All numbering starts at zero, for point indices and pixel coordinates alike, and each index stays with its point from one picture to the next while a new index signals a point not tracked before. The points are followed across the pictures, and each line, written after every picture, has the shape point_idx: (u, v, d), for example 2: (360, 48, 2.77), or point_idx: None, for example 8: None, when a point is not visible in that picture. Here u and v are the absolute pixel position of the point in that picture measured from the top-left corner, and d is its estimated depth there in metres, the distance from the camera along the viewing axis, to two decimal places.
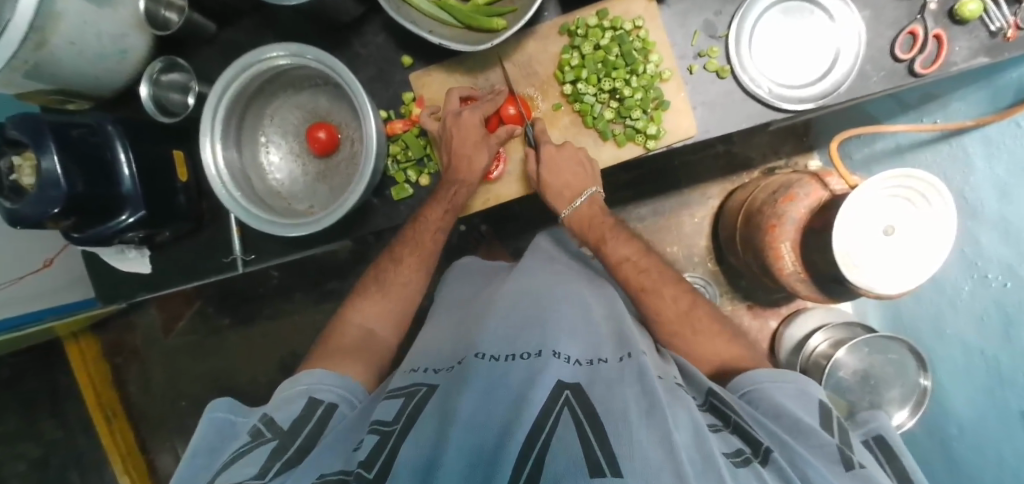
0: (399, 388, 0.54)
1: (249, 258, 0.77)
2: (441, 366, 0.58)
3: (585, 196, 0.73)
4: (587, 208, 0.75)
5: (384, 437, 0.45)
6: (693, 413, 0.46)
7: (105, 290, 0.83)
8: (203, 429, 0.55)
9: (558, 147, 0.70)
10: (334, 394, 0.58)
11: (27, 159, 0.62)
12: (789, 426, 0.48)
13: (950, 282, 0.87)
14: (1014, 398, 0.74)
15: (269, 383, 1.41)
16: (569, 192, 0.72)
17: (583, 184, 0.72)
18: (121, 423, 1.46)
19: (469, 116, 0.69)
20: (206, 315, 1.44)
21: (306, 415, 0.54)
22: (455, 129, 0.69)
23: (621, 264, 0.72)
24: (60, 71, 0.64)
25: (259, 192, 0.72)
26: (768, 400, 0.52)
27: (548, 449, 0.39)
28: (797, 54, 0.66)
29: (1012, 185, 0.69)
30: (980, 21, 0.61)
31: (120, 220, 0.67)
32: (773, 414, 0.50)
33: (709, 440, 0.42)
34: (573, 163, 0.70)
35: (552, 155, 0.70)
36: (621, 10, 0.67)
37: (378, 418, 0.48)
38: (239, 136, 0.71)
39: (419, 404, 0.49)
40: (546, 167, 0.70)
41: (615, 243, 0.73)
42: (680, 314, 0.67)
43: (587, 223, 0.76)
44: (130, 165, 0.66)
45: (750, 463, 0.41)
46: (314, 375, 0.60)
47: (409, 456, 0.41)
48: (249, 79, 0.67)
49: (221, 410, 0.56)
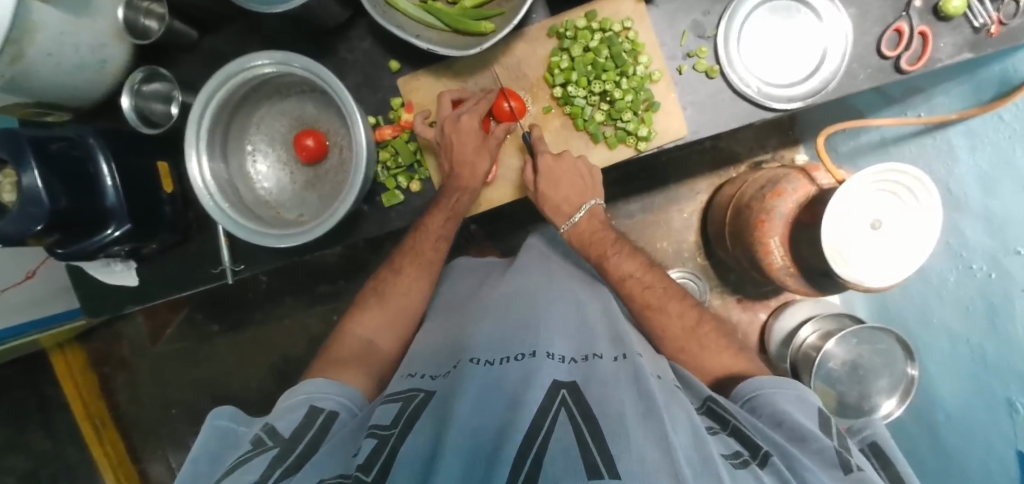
0: (396, 393, 0.53)
1: (238, 268, 0.76)
2: (437, 371, 0.56)
3: (584, 210, 0.74)
4: (587, 222, 0.74)
5: (382, 442, 0.44)
6: (691, 415, 0.46)
7: (91, 302, 0.81)
8: (205, 434, 0.54)
9: (557, 159, 0.69)
10: (337, 404, 0.57)
11: (8, 176, 0.60)
12: (787, 432, 0.49)
13: (935, 273, 0.88)
14: (999, 385, 0.76)
15: (260, 389, 1.40)
16: (567, 206, 0.72)
17: (583, 198, 0.72)
18: (111, 433, 1.43)
19: (468, 119, 0.69)
20: (194, 322, 1.42)
21: (308, 423, 0.53)
22: (454, 135, 0.69)
23: (625, 280, 0.71)
24: (37, 83, 0.62)
25: (247, 202, 0.70)
26: (769, 405, 0.52)
27: (546, 450, 0.38)
28: (785, 53, 0.67)
29: (995, 178, 0.70)
30: (964, 18, 0.62)
31: (106, 235, 0.66)
32: (775, 420, 0.50)
33: (708, 442, 0.42)
34: (571, 175, 0.70)
35: (551, 166, 0.69)
36: (609, 11, 0.67)
37: (376, 422, 0.47)
38: (224, 145, 0.69)
39: (416, 411, 0.48)
40: (545, 178, 0.69)
41: (617, 259, 0.72)
42: (687, 331, 0.67)
43: (588, 238, 0.75)
44: (113, 177, 0.65)
45: (748, 465, 0.42)
46: (314, 384, 0.59)
47: (408, 460, 0.40)
48: (234, 88, 0.65)
49: (223, 418, 0.56)
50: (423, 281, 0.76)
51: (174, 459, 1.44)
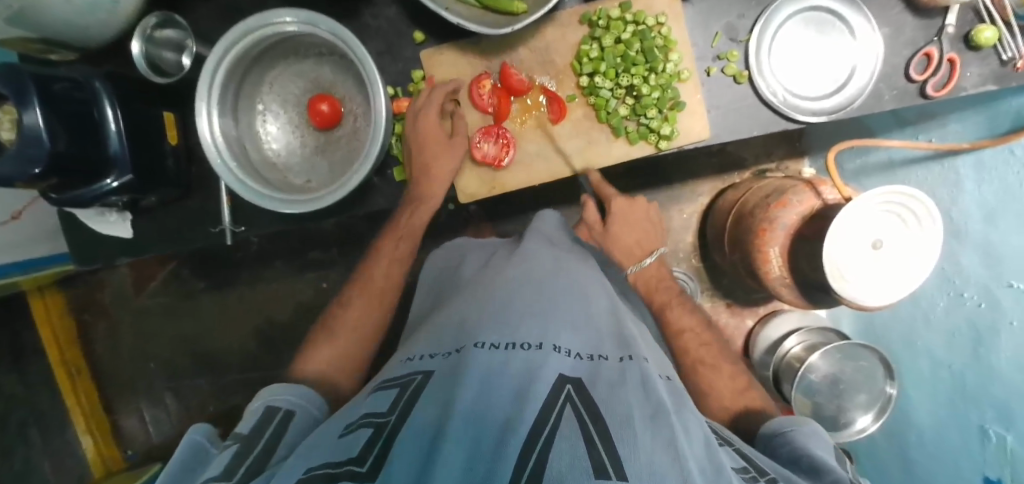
0: (395, 378, 0.53)
1: (239, 229, 0.75)
2: (439, 350, 0.56)
3: (652, 256, 0.84)
4: (654, 267, 0.84)
5: (378, 431, 0.43)
6: (703, 422, 0.46)
7: (80, 252, 0.79)
8: (180, 451, 0.48)
9: (632, 203, 0.85)
10: (292, 403, 0.57)
11: (6, 113, 0.58)
12: (804, 468, 0.50)
13: (925, 299, 0.90)
14: (975, 412, 0.79)
15: (242, 350, 1.39)
16: (639, 249, 0.84)
17: (652, 244, 0.85)
18: (85, 380, 1.42)
19: (430, 126, 0.68)
20: (180, 277, 1.40)
21: (265, 420, 0.53)
22: (418, 141, 0.69)
23: (683, 334, 0.75)
24: (43, 18, 0.59)
25: (253, 162, 0.68)
26: (789, 443, 0.54)
27: (549, 448, 0.36)
28: (815, 65, 0.66)
29: (999, 211, 0.71)
30: (993, 50, 0.62)
31: (104, 184, 0.64)
32: (793, 456, 0.51)
33: (719, 453, 0.42)
34: (643, 222, 0.85)
35: (624, 210, 0.84)
36: (643, 4, 0.66)
37: (371, 410, 0.47)
38: (235, 101, 0.67)
39: (415, 395, 0.48)
40: (620, 217, 0.83)
41: (678, 312, 0.78)
42: (735, 392, 0.68)
43: (653, 283, 0.83)
44: (117, 121, 0.62)
45: (758, 480, 0.42)
46: (269, 390, 0.59)
47: (411, 440, 0.40)
48: (251, 44, 0.63)
49: (204, 432, 0.51)
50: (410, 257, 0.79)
51: (148, 413, 1.43)
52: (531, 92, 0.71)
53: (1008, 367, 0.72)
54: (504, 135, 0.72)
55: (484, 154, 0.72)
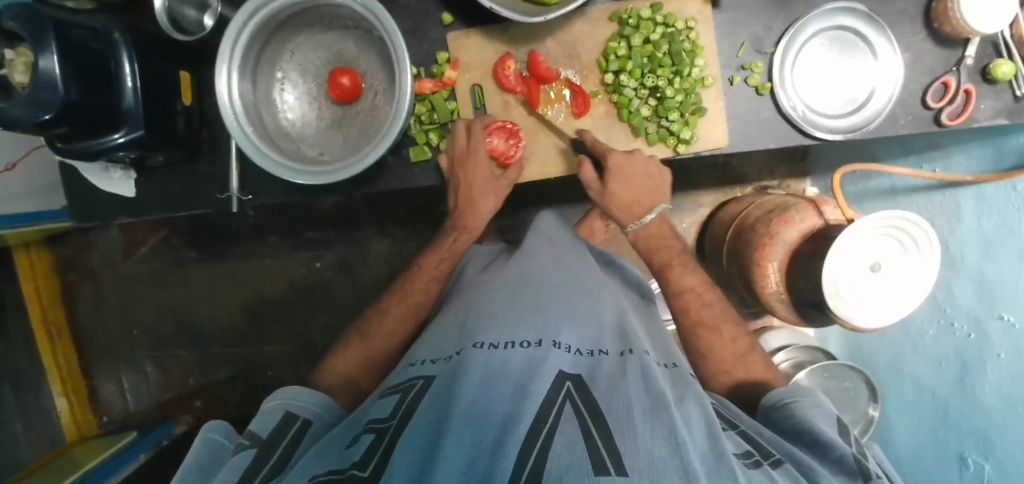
0: (399, 383, 0.53)
1: (245, 198, 0.74)
2: (439, 355, 0.56)
3: (654, 212, 0.72)
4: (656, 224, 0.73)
5: (380, 435, 0.44)
6: (706, 410, 0.47)
7: (79, 207, 0.77)
8: (197, 448, 0.53)
9: (629, 157, 0.68)
10: (309, 410, 0.58)
11: (22, 55, 0.56)
12: (807, 443, 0.51)
13: (914, 325, 0.92)
14: (955, 440, 0.82)
15: (229, 324, 1.37)
16: (638, 206, 0.71)
17: (653, 199, 0.71)
18: (65, 341, 1.39)
19: (477, 167, 0.70)
20: (171, 244, 1.38)
21: (284, 427, 0.54)
22: (464, 175, 0.72)
23: (685, 293, 0.71)
24: None
25: (268, 130, 0.67)
26: (793, 415, 0.54)
27: (549, 448, 0.36)
28: (834, 84, 0.67)
29: (996, 242, 0.72)
30: (1008, 84, 0.63)
31: (112, 139, 0.62)
32: (797, 430, 0.52)
33: (722, 440, 0.43)
34: (643, 176, 0.69)
35: (622, 165, 0.68)
36: (674, 8, 0.67)
37: (374, 417, 0.48)
38: (255, 67, 0.66)
39: (416, 398, 0.47)
40: (614, 176, 0.68)
41: (681, 272, 0.72)
42: (735, 356, 0.67)
43: (654, 241, 0.74)
44: (134, 77, 0.61)
45: (760, 466, 0.43)
46: (290, 391, 0.60)
47: (412, 445, 0.40)
48: (277, 10, 0.62)
49: (219, 431, 0.55)
50: (460, 254, 0.80)
51: (127, 380, 1.41)
52: (555, 84, 0.71)
53: (993, 396, 0.73)
54: (514, 133, 0.71)
55: (495, 149, 0.71)
